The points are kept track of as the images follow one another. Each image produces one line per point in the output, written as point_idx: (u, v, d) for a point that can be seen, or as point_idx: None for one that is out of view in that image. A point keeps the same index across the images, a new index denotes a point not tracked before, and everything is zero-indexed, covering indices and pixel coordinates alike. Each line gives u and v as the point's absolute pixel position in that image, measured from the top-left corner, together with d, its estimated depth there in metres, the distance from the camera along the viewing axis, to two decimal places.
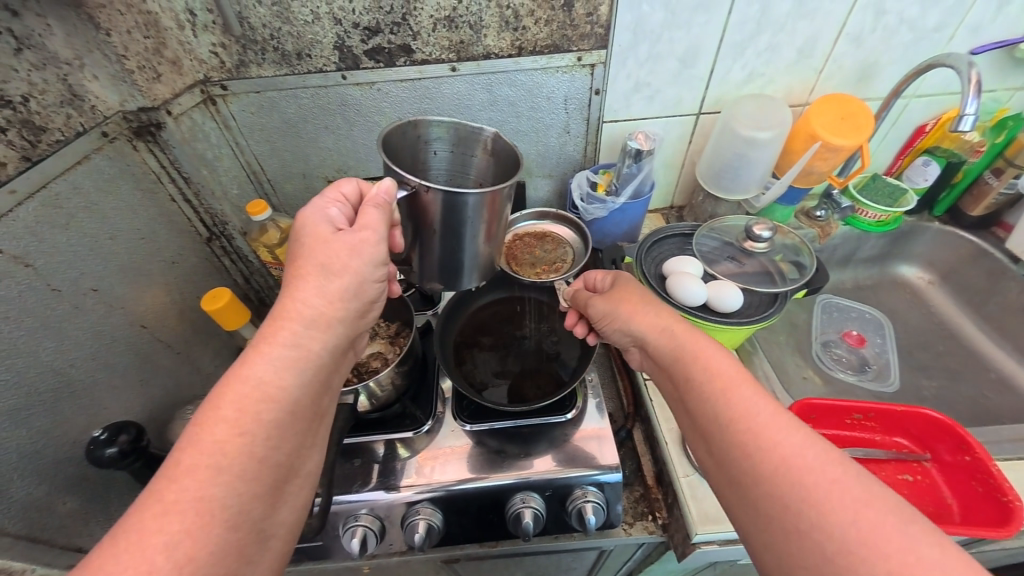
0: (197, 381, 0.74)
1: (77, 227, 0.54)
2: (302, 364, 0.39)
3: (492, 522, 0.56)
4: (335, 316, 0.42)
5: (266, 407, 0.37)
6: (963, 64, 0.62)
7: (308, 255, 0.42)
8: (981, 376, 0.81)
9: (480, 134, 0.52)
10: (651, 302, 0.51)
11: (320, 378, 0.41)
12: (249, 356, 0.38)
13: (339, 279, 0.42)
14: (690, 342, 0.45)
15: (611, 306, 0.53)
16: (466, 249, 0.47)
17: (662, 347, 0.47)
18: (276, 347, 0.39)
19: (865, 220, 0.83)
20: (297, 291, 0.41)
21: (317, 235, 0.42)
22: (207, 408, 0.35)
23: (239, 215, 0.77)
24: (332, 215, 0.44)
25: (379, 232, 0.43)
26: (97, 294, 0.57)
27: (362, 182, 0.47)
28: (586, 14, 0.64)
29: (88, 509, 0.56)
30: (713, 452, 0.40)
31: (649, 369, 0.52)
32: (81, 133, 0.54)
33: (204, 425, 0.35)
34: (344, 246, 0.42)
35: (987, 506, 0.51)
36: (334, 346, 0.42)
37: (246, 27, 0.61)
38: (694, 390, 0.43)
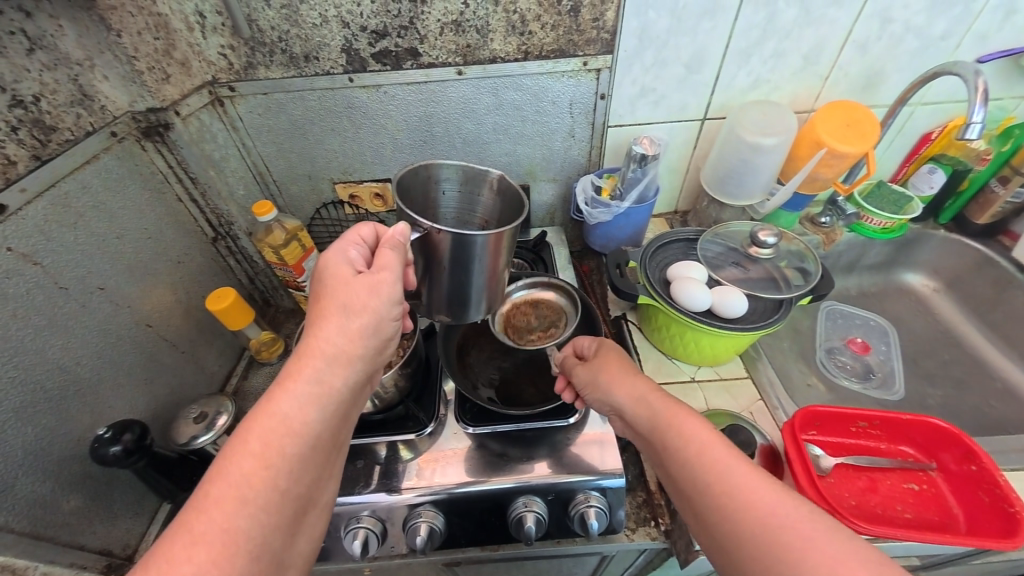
0: (201, 380, 0.74)
1: (84, 225, 0.54)
2: (325, 400, 0.40)
3: (494, 526, 0.56)
4: (356, 351, 0.42)
5: (290, 441, 0.38)
6: (969, 72, 0.62)
7: (331, 295, 0.43)
8: (987, 385, 0.81)
9: (487, 175, 0.53)
10: (629, 368, 0.50)
11: (341, 412, 0.42)
12: (276, 391, 0.39)
13: (360, 317, 0.42)
14: (664, 409, 0.44)
15: (589, 373, 0.51)
16: (474, 285, 0.48)
17: (640, 417, 0.46)
18: (300, 383, 0.40)
19: (871, 227, 0.81)
20: (321, 329, 0.42)
21: (338, 276, 0.43)
22: (235, 441, 0.37)
23: (245, 215, 0.78)
24: (353, 256, 0.45)
25: (395, 271, 0.43)
26: (103, 292, 0.57)
27: (379, 224, 0.48)
28: (592, 19, 0.65)
29: (92, 507, 0.56)
30: (700, 521, 0.39)
31: (631, 438, 0.50)
32: (90, 133, 0.54)
33: (232, 459, 0.36)
34: (364, 286, 0.42)
35: (993, 516, 0.51)
36: (355, 380, 0.42)
37: (254, 30, 0.62)
38: (674, 459, 0.42)
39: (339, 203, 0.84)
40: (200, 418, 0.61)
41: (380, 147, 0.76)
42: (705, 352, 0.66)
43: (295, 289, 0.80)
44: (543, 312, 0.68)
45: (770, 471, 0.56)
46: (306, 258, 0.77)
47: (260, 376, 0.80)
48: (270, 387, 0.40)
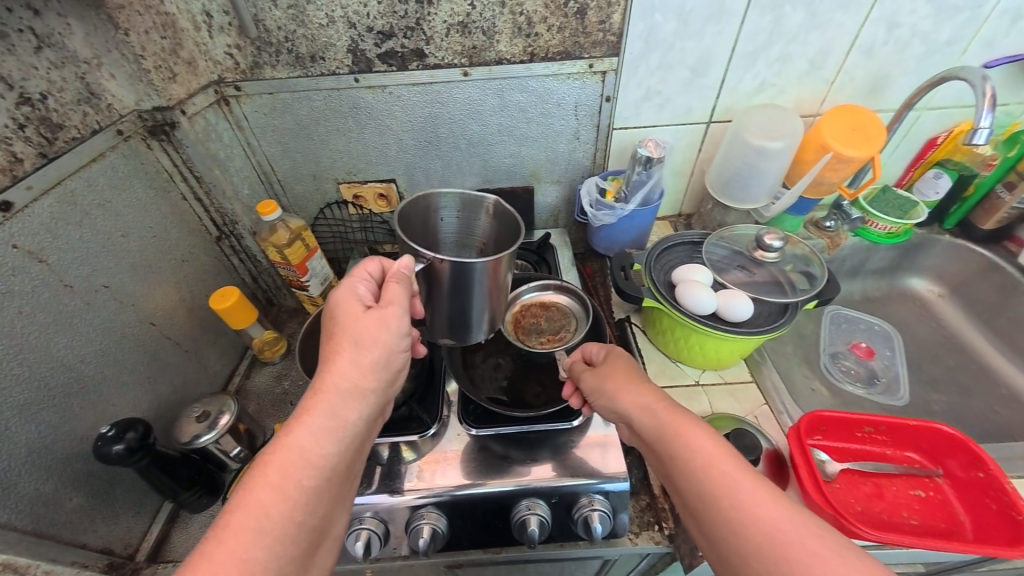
0: (204, 379, 0.74)
1: (90, 223, 0.54)
2: (339, 432, 0.41)
3: (497, 528, 0.55)
4: (369, 385, 0.43)
5: (306, 473, 0.38)
6: (976, 77, 0.62)
7: (342, 331, 0.43)
8: (992, 392, 0.80)
9: (483, 200, 0.53)
10: (635, 376, 0.50)
11: (355, 443, 0.42)
12: (292, 424, 0.40)
13: (370, 352, 0.42)
14: (671, 421, 0.44)
15: (595, 381, 0.51)
16: (475, 308, 0.48)
17: (646, 427, 0.45)
18: (315, 416, 0.40)
19: (876, 231, 0.82)
20: (335, 365, 0.42)
21: (349, 312, 0.43)
22: (255, 471, 0.37)
23: (250, 214, 0.78)
24: (361, 292, 0.45)
25: (402, 304, 0.43)
26: (108, 290, 0.57)
27: (384, 259, 0.48)
28: (598, 21, 0.65)
29: (94, 506, 0.55)
30: (704, 532, 0.39)
31: (636, 445, 0.50)
32: (96, 131, 0.54)
33: (252, 490, 0.36)
34: (373, 322, 0.42)
35: (1001, 524, 0.50)
36: (368, 412, 0.43)
37: (261, 30, 0.62)
38: (680, 471, 0.41)
39: (343, 203, 0.84)
40: (203, 417, 0.62)
41: (385, 147, 0.76)
42: (709, 356, 0.65)
43: (298, 289, 0.80)
44: (559, 324, 0.67)
45: (775, 476, 0.56)
46: (309, 258, 0.77)
47: (262, 376, 0.79)
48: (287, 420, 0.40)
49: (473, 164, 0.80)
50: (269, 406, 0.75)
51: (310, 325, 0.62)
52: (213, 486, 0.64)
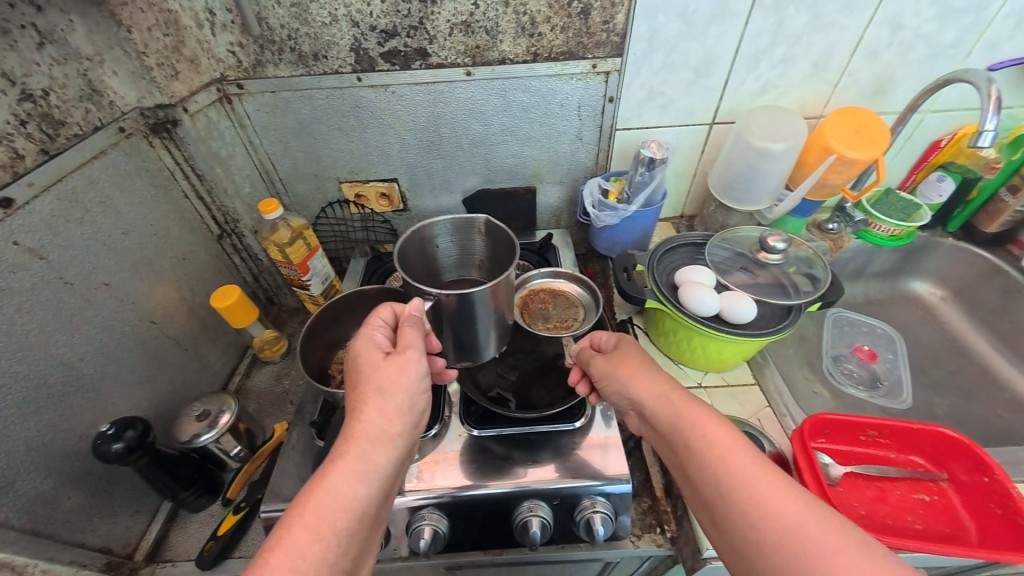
0: (204, 378, 0.73)
1: (91, 221, 0.54)
2: (372, 475, 0.40)
3: (499, 530, 0.55)
4: (397, 428, 0.43)
5: (339, 516, 0.37)
6: (982, 80, 0.61)
7: (366, 379, 0.44)
8: (995, 395, 0.80)
9: (474, 222, 0.60)
10: (648, 366, 0.49)
11: (385, 488, 0.41)
12: (327, 466, 0.39)
13: (396, 397, 0.43)
14: (686, 411, 0.44)
15: (607, 368, 0.51)
16: (483, 327, 0.53)
17: (660, 416, 0.45)
18: (347, 459, 0.40)
19: (878, 234, 0.83)
20: (363, 411, 0.42)
21: (370, 361, 0.44)
22: (291, 511, 0.36)
23: (251, 213, 0.77)
24: (379, 340, 0.46)
25: (419, 346, 0.45)
26: (108, 288, 0.57)
27: (394, 303, 0.50)
28: (602, 21, 0.64)
29: (92, 504, 0.55)
30: (714, 520, 0.40)
31: (644, 433, 0.50)
32: (98, 128, 0.54)
33: (287, 531, 0.35)
34: (394, 367, 0.43)
35: (1007, 529, 0.50)
36: (397, 456, 0.42)
37: (264, 28, 0.61)
38: (695, 461, 0.41)
39: (345, 202, 0.84)
40: (203, 416, 0.61)
41: (387, 147, 0.76)
42: (711, 358, 0.65)
43: (299, 288, 0.79)
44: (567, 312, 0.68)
45: None
46: (311, 257, 0.76)
47: (262, 375, 0.79)
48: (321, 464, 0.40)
49: (475, 164, 0.80)
50: (269, 405, 0.75)
51: (311, 325, 0.61)
52: (213, 485, 0.64)
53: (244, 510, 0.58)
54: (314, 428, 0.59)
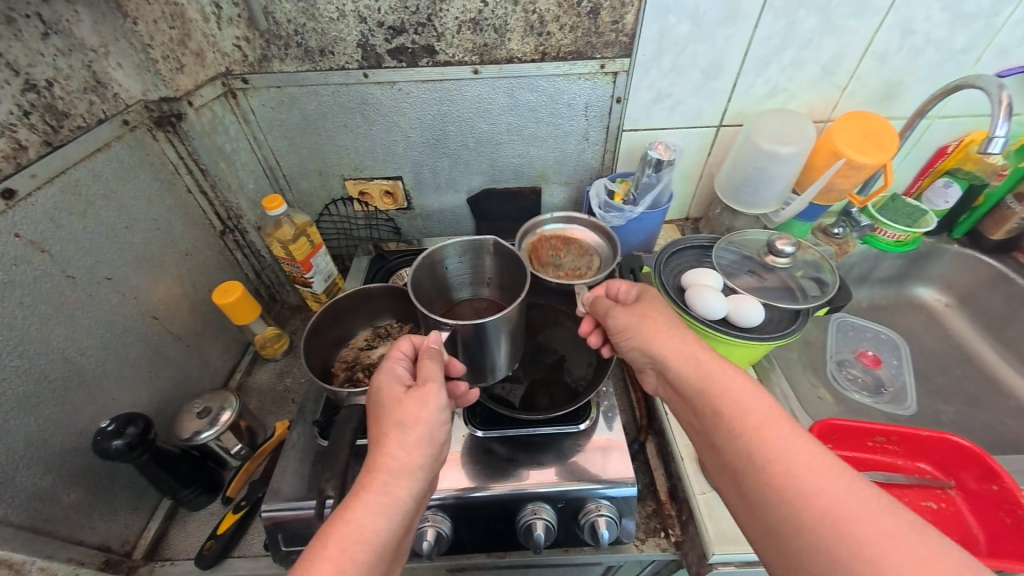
0: (205, 375, 0.73)
1: (94, 214, 0.53)
2: (393, 508, 0.39)
3: (502, 532, 0.55)
4: (418, 461, 0.41)
5: (361, 550, 0.36)
6: (993, 85, 0.61)
7: (387, 414, 0.43)
8: (1000, 403, 0.80)
9: (483, 242, 0.60)
10: (671, 319, 0.49)
11: (405, 523, 0.40)
12: (351, 498, 0.39)
13: (415, 430, 0.42)
14: (714, 376, 0.43)
15: (631, 326, 0.50)
16: (498, 351, 0.56)
17: (686, 379, 0.45)
18: (369, 492, 0.39)
19: (883, 239, 0.81)
20: (385, 443, 0.42)
21: (391, 395, 0.44)
22: (315, 544, 0.36)
23: (254, 209, 0.77)
24: (401, 374, 0.47)
25: (438, 376, 0.45)
26: (110, 283, 0.56)
27: (414, 336, 0.51)
28: (611, 22, 0.64)
29: (91, 501, 0.54)
30: (739, 489, 0.40)
31: (663, 391, 0.51)
32: (102, 120, 0.53)
33: (310, 563, 0.34)
34: (414, 401, 0.43)
35: (1018, 538, 0.50)
36: (418, 489, 0.41)
37: (271, 22, 0.61)
38: (722, 430, 0.41)
39: (348, 199, 0.83)
40: (204, 413, 0.61)
41: (393, 145, 0.75)
42: None
43: (302, 285, 0.79)
44: (581, 259, 0.71)
45: None
46: (314, 255, 0.76)
47: (263, 372, 0.79)
48: (344, 496, 0.39)
49: (481, 163, 0.79)
50: (271, 403, 0.74)
51: (316, 321, 0.61)
52: (213, 483, 0.63)
53: (244, 509, 0.58)
54: (316, 428, 0.58)
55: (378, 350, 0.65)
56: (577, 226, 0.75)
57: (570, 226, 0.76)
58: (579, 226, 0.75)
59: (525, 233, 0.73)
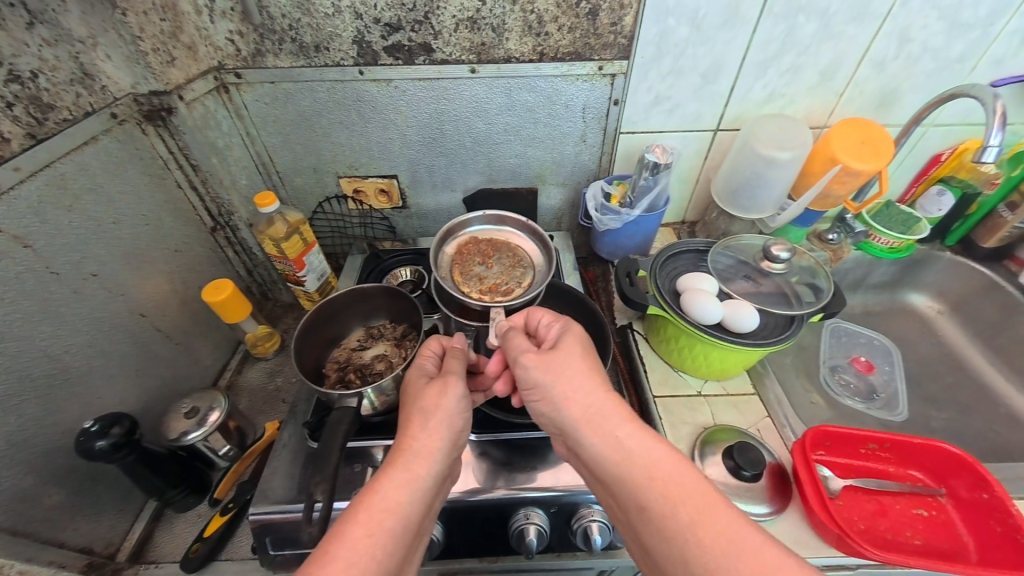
0: (194, 373, 0.71)
1: (80, 209, 0.52)
2: (414, 483, 0.43)
3: (495, 536, 0.54)
4: (437, 443, 0.45)
5: (388, 517, 0.40)
6: (988, 95, 0.61)
7: (411, 401, 0.48)
8: (991, 410, 0.81)
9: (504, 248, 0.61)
10: (587, 372, 0.47)
11: (427, 500, 0.43)
12: (378, 476, 0.43)
13: (435, 415, 0.46)
14: (631, 454, 0.43)
15: (542, 388, 0.46)
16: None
17: (603, 456, 0.43)
18: (395, 468, 0.43)
19: (878, 246, 0.82)
20: (409, 428, 0.46)
21: (416, 385, 0.49)
22: (347, 515, 0.40)
23: (247, 206, 0.75)
24: (428, 368, 0.51)
25: (459, 370, 0.49)
26: (97, 279, 0.55)
27: (443, 336, 0.55)
28: (610, 23, 0.64)
29: (74, 502, 0.53)
30: (658, 565, 0.41)
31: (576, 467, 0.49)
32: (89, 113, 0.52)
33: (342, 530, 0.39)
34: (435, 390, 0.47)
35: (1008, 547, 0.50)
36: (439, 469, 0.45)
37: (265, 17, 0.60)
38: (646, 508, 0.41)
39: (343, 197, 0.82)
40: (192, 413, 0.59)
41: (389, 143, 0.74)
42: (714, 367, 0.65)
43: (295, 283, 0.78)
44: (510, 269, 0.59)
45: (777, 490, 0.55)
46: (307, 253, 0.75)
47: (255, 372, 0.77)
48: (373, 475, 0.44)
49: (477, 163, 0.79)
50: (261, 403, 0.73)
51: (306, 323, 0.59)
52: (200, 485, 0.62)
53: (233, 511, 0.57)
54: (306, 429, 0.57)
55: (371, 351, 0.64)
56: (509, 229, 0.64)
57: (501, 228, 0.64)
58: (511, 230, 0.64)
59: (442, 237, 0.61)
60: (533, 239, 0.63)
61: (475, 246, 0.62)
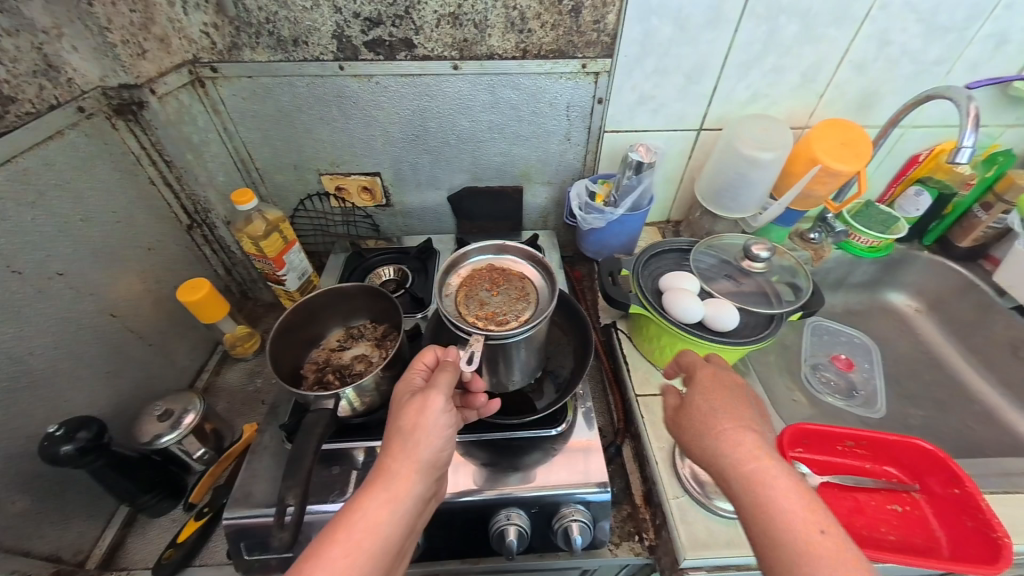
0: (170, 375, 0.70)
1: (44, 206, 0.50)
2: (394, 505, 0.42)
3: (476, 537, 0.54)
4: (417, 465, 0.44)
5: (367, 537, 0.40)
6: (963, 97, 0.62)
7: (393, 418, 0.46)
8: (966, 407, 0.82)
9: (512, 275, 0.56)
10: (727, 401, 0.46)
11: (409, 520, 0.43)
12: (359, 495, 0.42)
13: (416, 434, 0.44)
14: (777, 496, 0.39)
15: (694, 421, 0.46)
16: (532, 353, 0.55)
17: (748, 496, 0.40)
18: (375, 487, 0.42)
19: (858, 245, 0.84)
20: (390, 446, 0.44)
21: (399, 399, 0.47)
22: (325, 536, 0.39)
23: (224, 203, 0.74)
24: (416, 383, 0.48)
25: (444, 388, 0.45)
26: (64, 278, 0.53)
27: (438, 347, 0.52)
28: (593, 21, 0.63)
29: (40, 509, 0.52)
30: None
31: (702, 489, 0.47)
32: (54, 107, 0.51)
33: (320, 551, 0.38)
34: (416, 407, 0.45)
35: (976, 541, 0.50)
36: (420, 490, 0.44)
37: (240, 9, 0.58)
38: (786, 556, 0.37)
39: (325, 195, 0.81)
40: (165, 416, 0.58)
41: (372, 140, 0.73)
42: None
43: (275, 283, 0.76)
44: (515, 302, 0.52)
45: None
46: (287, 251, 0.73)
47: (234, 372, 0.76)
48: (353, 493, 0.43)
49: (462, 161, 0.78)
50: (240, 405, 0.72)
51: (285, 321, 0.58)
52: (176, 489, 0.60)
53: (208, 515, 0.56)
54: (283, 432, 0.55)
55: (351, 351, 0.63)
56: (525, 265, 0.57)
57: (503, 257, 0.58)
58: (527, 266, 0.57)
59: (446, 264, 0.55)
60: (547, 278, 0.55)
61: (480, 275, 0.56)
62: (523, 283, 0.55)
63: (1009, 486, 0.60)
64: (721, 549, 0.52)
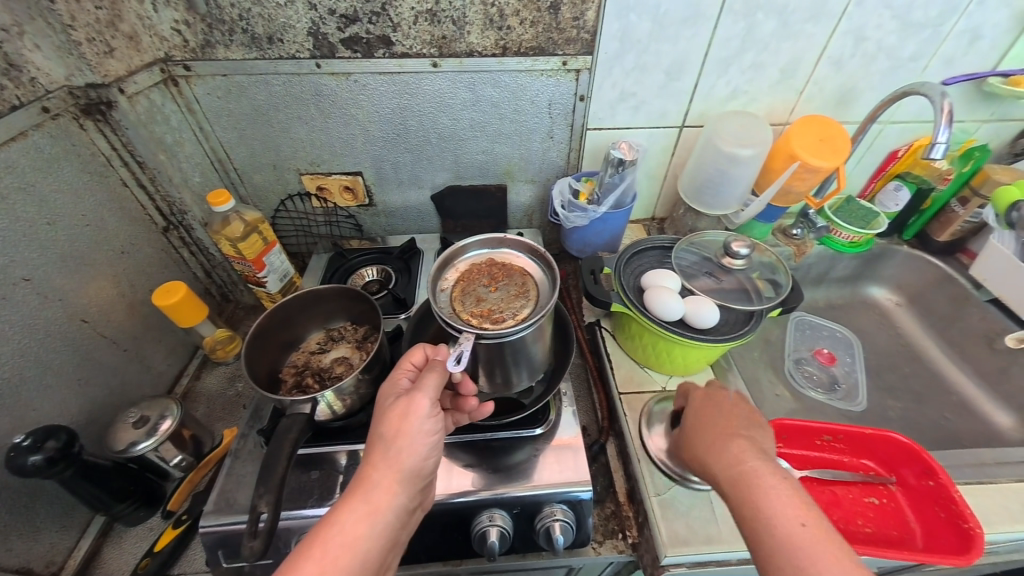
0: (146, 381, 0.68)
1: (7, 210, 0.49)
2: (374, 518, 0.42)
3: (457, 539, 0.53)
4: (399, 476, 0.43)
5: (344, 554, 0.39)
6: (936, 93, 0.63)
7: (374, 426, 0.45)
8: (944, 399, 0.83)
9: (510, 268, 0.54)
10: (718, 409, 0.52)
11: (388, 533, 0.42)
12: (339, 508, 0.42)
13: (397, 443, 0.43)
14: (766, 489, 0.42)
15: (695, 438, 0.50)
16: (536, 350, 0.53)
17: (739, 493, 0.44)
18: (355, 499, 0.42)
19: (840, 240, 0.83)
20: (372, 456, 0.44)
21: (382, 405, 0.46)
22: (302, 550, 0.39)
23: (200, 204, 0.72)
24: (402, 385, 0.47)
25: (429, 392, 0.45)
26: (29, 284, 0.52)
27: (428, 346, 0.50)
28: (573, 18, 0.63)
29: (8, 521, 0.50)
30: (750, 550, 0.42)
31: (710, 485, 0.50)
32: (16, 107, 0.49)
33: (296, 566, 0.38)
34: (398, 413, 0.44)
35: (949, 531, 0.51)
36: (402, 502, 0.43)
37: (211, 6, 0.57)
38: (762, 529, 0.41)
39: (306, 195, 0.79)
40: (141, 423, 0.57)
41: (352, 138, 0.72)
42: (678, 363, 0.65)
43: (255, 284, 0.75)
44: (514, 299, 0.50)
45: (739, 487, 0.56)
46: (267, 253, 0.72)
47: (214, 377, 0.75)
48: (333, 505, 0.42)
49: (444, 160, 0.77)
50: (220, 410, 0.70)
51: (261, 325, 0.58)
52: (152, 497, 0.59)
53: (186, 523, 0.55)
54: (263, 437, 0.56)
55: (332, 354, 0.62)
56: (524, 258, 0.55)
57: (500, 250, 0.56)
58: (526, 259, 0.55)
59: (443, 257, 0.53)
60: (549, 274, 0.53)
61: (477, 267, 0.54)
62: (524, 276, 0.53)
63: (982, 476, 0.61)
64: (701, 545, 0.52)
